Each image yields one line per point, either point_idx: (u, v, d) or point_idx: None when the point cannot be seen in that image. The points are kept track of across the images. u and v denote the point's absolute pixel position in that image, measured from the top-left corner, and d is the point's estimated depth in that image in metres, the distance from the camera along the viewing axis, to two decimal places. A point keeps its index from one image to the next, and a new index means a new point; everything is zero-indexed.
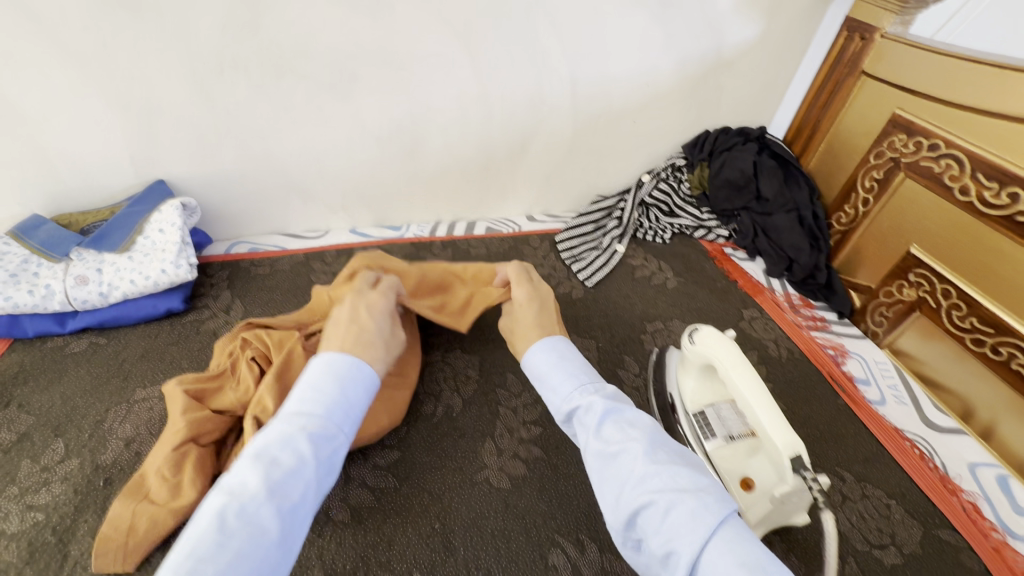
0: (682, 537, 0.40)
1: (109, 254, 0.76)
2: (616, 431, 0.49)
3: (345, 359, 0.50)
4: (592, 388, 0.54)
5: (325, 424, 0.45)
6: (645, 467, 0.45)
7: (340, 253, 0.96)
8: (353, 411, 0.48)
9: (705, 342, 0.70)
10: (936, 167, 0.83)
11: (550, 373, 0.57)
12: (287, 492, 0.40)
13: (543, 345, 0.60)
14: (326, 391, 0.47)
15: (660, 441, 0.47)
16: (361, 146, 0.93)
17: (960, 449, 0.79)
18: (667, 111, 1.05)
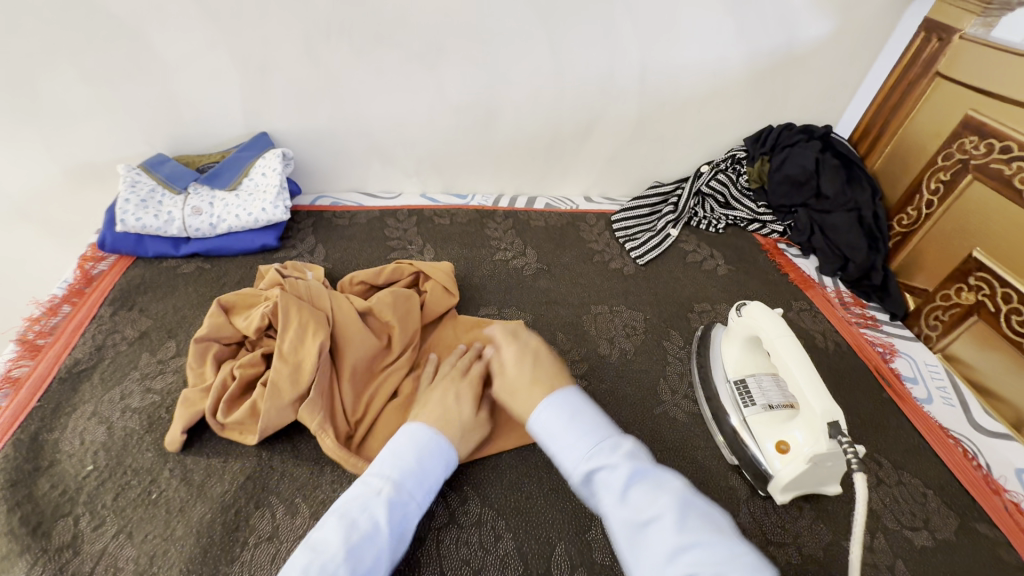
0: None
1: (220, 190, 0.88)
2: (645, 496, 0.48)
3: (425, 431, 0.58)
4: (609, 442, 0.53)
5: (400, 490, 0.53)
6: (676, 539, 0.45)
7: (411, 212, 1.04)
8: (429, 479, 0.55)
9: (752, 314, 0.73)
10: (1006, 170, 0.82)
11: (558, 428, 0.55)
12: (361, 557, 0.47)
13: (551, 399, 0.58)
14: (404, 458, 0.55)
15: (691, 504, 0.48)
16: (440, 115, 1.01)
17: (1008, 454, 0.78)
18: (732, 104, 1.08)
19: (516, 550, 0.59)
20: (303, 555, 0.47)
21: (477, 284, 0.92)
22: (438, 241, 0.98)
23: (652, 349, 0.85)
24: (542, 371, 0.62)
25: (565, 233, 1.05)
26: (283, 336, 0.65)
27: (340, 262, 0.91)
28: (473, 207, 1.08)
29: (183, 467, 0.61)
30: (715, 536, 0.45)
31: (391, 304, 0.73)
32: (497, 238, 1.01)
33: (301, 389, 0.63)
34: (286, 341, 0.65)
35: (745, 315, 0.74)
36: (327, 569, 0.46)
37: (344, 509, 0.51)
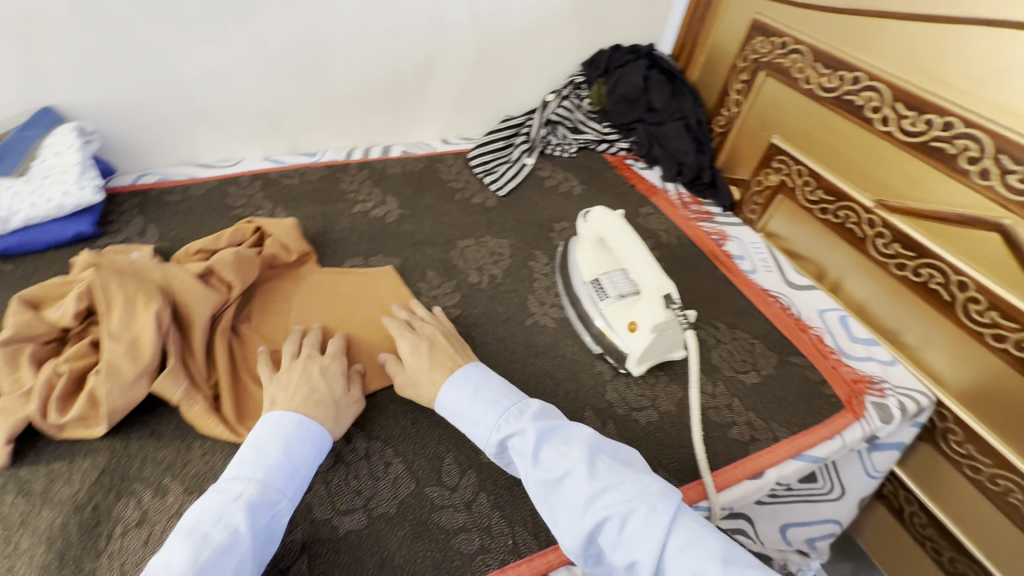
0: (640, 545, 0.46)
1: (3, 178, 0.75)
2: (556, 455, 0.53)
3: (289, 420, 0.55)
4: (514, 413, 0.57)
5: (265, 490, 0.49)
6: (590, 486, 0.49)
7: (255, 177, 0.97)
8: (297, 472, 0.52)
9: (597, 218, 0.80)
10: (787, 63, 0.97)
11: (463, 405, 0.59)
12: (217, 571, 0.42)
13: (454, 377, 0.61)
14: (269, 453, 0.52)
15: (598, 452, 0.53)
16: (264, 67, 0.94)
17: (814, 301, 0.95)
18: (564, 30, 1.12)
19: (406, 470, 0.61)
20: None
21: (338, 238, 0.90)
22: (289, 202, 0.93)
23: (518, 270, 0.90)
24: (443, 358, 0.65)
25: (423, 177, 1.05)
26: (108, 317, 0.60)
27: (178, 239, 0.83)
28: (324, 163, 1.03)
29: (19, 480, 0.55)
30: (626, 477, 0.50)
31: (232, 262, 0.71)
32: (353, 190, 0.98)
33: (143, 366, 0.59)
34: (114, 320, 0.60)
35: (591, 220, 0.81)
36: None
37: (198, 523, 0.45)
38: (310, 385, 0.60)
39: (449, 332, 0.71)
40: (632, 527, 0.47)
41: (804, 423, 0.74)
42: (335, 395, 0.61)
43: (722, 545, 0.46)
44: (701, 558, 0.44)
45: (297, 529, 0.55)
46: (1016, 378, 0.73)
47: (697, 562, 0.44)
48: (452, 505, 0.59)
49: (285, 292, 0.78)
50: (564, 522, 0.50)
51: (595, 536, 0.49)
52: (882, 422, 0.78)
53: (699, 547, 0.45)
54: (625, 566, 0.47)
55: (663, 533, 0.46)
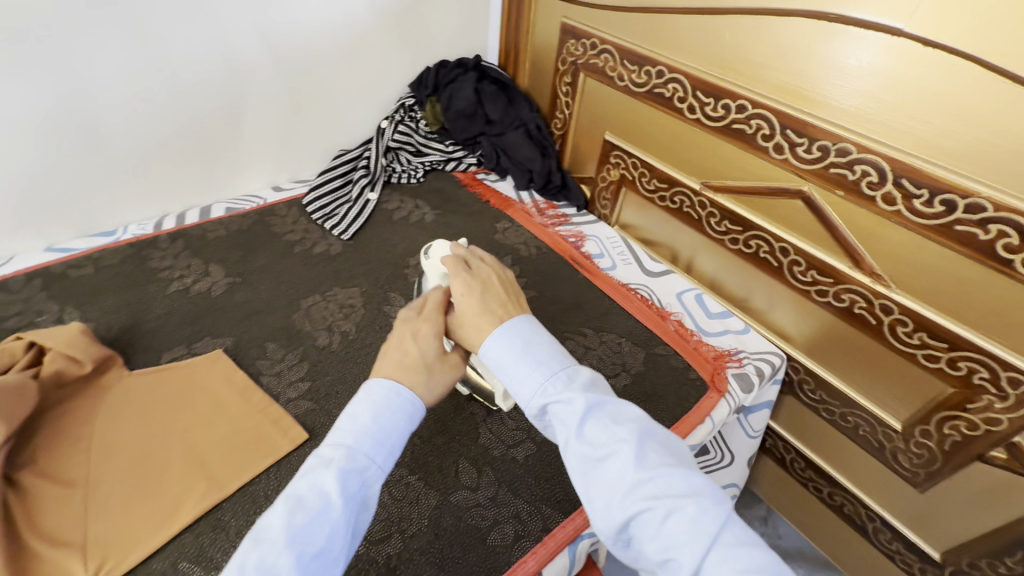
0: (679, 544, 0.41)
1: None
2: (602, 431, 0.46)
3: (382, 386, 0.50)
4: (570, 377, 0.50)
5: (355, 455, 0.47)
6: (635, 474, 0.44)
7: (32, 276, 0.81)
8: (387, 438, 0.49)
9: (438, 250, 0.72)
10: (599, 63, 0.99)
11: (511, 363, 0.52)
12: (307, 539, 0.42)
13: (504, 332, 0.53)
14: (360, 418, 0.49)
15: (649, 438, 0.46)
16: (13, 144, 0.78)
17: (671, 285, 0.98)
18: (380, 53, 1.07)
19: None
20: (247, 548, 0.41)
21: (151, 329, 0.77)
22: (81, 297, 0.79)
23: (374, 319, 0.83)
24: (493, 292, 0.58)
25: (254, 235, 0.94)
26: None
27: None
28: (126, 242, 0.88)
29: None
30: (675, 468, 0.44)
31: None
32: (167, 267, 0.85)
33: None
34: None
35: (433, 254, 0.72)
36: (268, 563, 0.40)
37: (295, 489, 0.44)
38: (402, 351, 0.54)
39: (507, 274, 0.62)
40: (674, 525, 0.41)
41: (676, 413, 0.75)
42: (427, 357, 0.54)
43: (773, 564, 0.39)
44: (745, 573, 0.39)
45: None
46: (842, 326, 0.81)
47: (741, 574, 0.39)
48: None
49: (88, 412, 0.65)
50: (596, 501, 0.45)
51: (629, 525, 0.44)
52: (744, 393, 0.81)
53: (742, 563, 0.39)
54: (657, 559, 0.42)
55: (709, 540, 0.40)
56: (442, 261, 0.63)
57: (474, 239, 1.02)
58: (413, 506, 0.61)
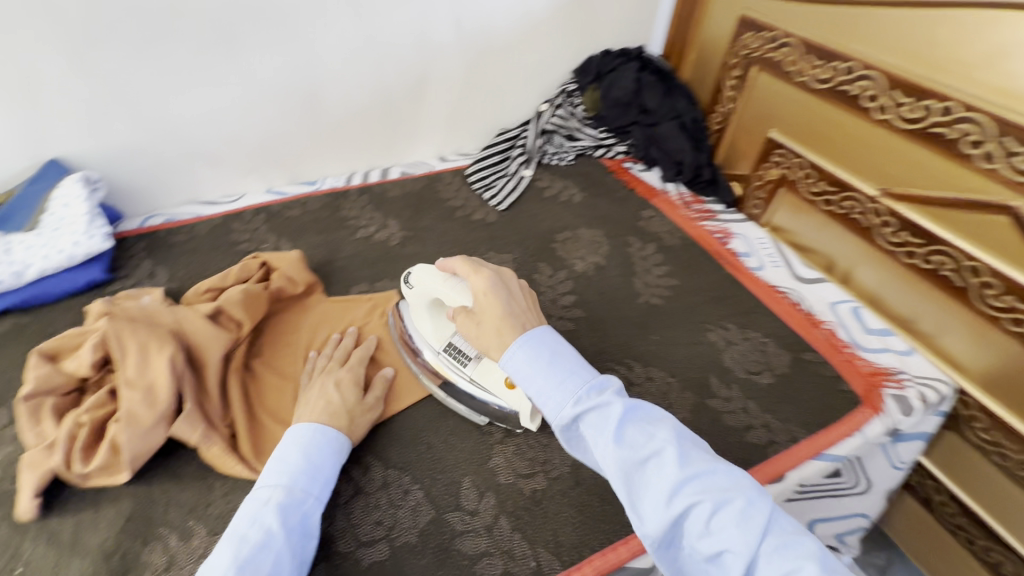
0: (731, 536, 0.42)
1: (16, 233, 0.77)
2: (640, 434, 0.48)
3: (308, 429, 0.59)
4: (599, 384, 0.52)
5: (292, 491, 0.53)
6: (680, 472, 0.45)
7: (258, 211, 0.98)
8: (320, 472, 0.56)
9: (421, 279, 0.69)
10: (778, 57, 0.96)
11: (535, 378, 0.53)
12: (256, 565, 0.48)
13: (524, 341, 0.55)
14: (288, 459, 0.56)
15: (684, 438, 0.48)
16: (258, 103, 0.94)
17: (824, 294, 0.94)
18: (552, 40, 1.12)
19: (425, 497, 0.62)
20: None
21: (342, 266, 0.90)
22: (292, 233, 0.94)
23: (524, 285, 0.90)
24: (519, 304, 0.60)
25: (424, 197, 1.06)
26: (123, 366, 0.61)
27: (188, 279, 0.85)
28: (324, 192, 1.04)
29: (46, 532, 0.56)
30: (715, 463, 0.46)
31: (241, 300, 0.72)
32: (355, 216, 0.99)
33: (158, 411, 0.60)
34: (128, 368, 0.61)
35: (415, 283, 0.70)
36: None
37: (237, 527, 0.50)
38: (327, 398, 0.64)
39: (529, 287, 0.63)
40: (722, 519, 0.43)
41: (824, 422, 0.72)
42: (349, 405, 0.64)
43: (821, 548, 0.41)
44: (796, 559, 0.40)
45: (321, 564, 0.56)
46: None
47: (792, 563, 0.40)
48: (473, 530, 0.59)
49: (296, 324, 0.79)
50: (642, 506, 0.46)
51: (678, 523, 0.45)
52: (902, 415, 0.76)
53: (794, 548, 0.41)
54: (708, 556, 0.43)
55: (760, 530, 0.42)
56: (456, 262, 0.65)
57: (620, 224, 1.04)
58: (556, 452, 0.66)
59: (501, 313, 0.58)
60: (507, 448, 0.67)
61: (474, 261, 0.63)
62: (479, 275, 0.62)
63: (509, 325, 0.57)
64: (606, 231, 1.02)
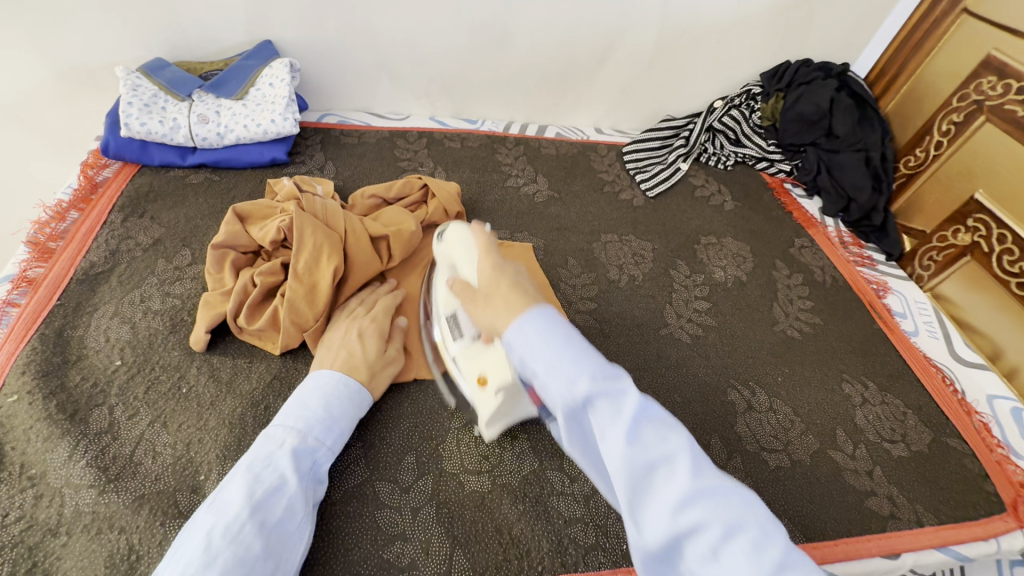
0: (738, 570, 0.33)
1: (226, 99, 0.84)
2: (655, 435, 0.37)
3: (330, 378, 0.58)
4: (616, 371, 0.40)
5: (307, 438, 0.53)
6: (691, 487, 0.35)
7: (422, 135, 1.02)
8: (336, 425, 0.55)
9: (449, 240, 0.58)
10: (1019, 111, 0.83)
11: (549, 350, 0.40)
12: (268, 509, 0.47)
13: (530, 319, 0.42)
14: (309, 407, 0.55)
15: (704, 452, 0.38)
16: (453, 33, 0.96)
17: (982, 383, 0.84)
18: (754, 36, 1.05)
19: (531, 447, 0.63)
20: (208, 519, 0.45)
21: (489, 208, 0.92)
22: (449, 163, 0.97)
23: (659, 277, 0.88)
24: (521, 287, 0.46)
25: (576, 162, 1.05)
26: (297, 258, 0.66)
27: (352, 180, 0.90)
28: (484, 132, 1.06)
29: (210, 365, 0.63)
30: (731, 482, 0.36)
31: (405, 238, 0.74)
32: (509, 164, 1.00)
33: (316, 312, 0.65)
34: (301, 261, 0.66)
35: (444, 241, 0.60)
36: (232, 530, 0.44)
37: (250, 463, 0.49)
38: (349, 349, 0.62)
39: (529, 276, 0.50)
40: (732, 550, 0.33)
41: (956, 514, 0.66)
42: (369, 359, 0.62)
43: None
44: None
45: (428, 476, 0.59)
46: None
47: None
48: (572, 495, 0.59)
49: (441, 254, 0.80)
50: (641, 515, 0.37)
51: (675, 541, 0.35)
52: None
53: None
54: None
55: (771, 566, 0.32)
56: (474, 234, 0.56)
57: (769, 245, 0.98)
58: None
59: (507, 287, 0.47)
60: None
61: (487, 235, 0.56)
62: (491, 256, 0.52)
63: (523, 302, 0.45)
64: (753, 247, 0.96)
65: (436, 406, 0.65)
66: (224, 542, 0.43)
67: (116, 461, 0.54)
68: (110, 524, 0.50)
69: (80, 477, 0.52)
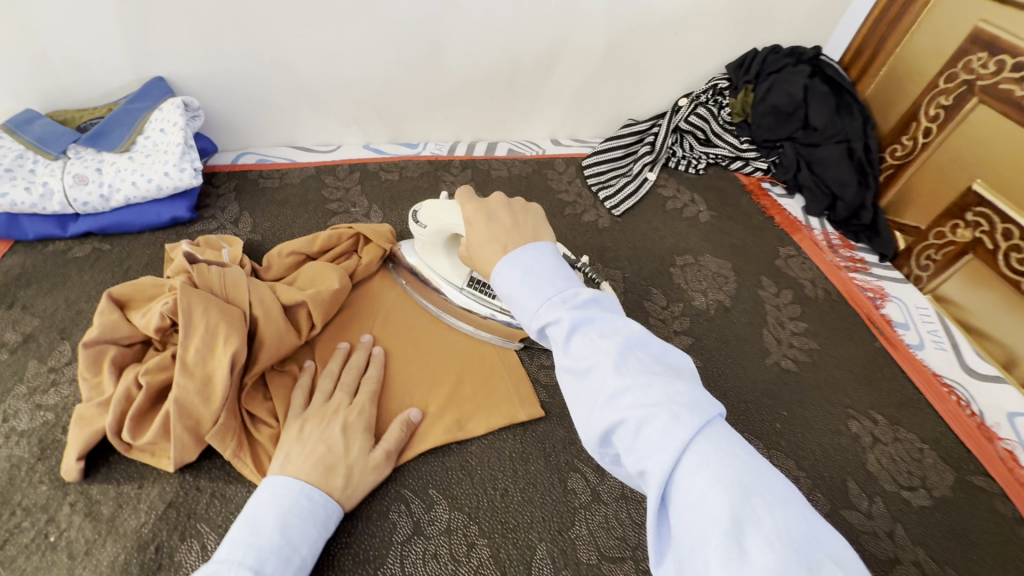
0: (653, 454, 0.34)
1: (109, 152, 0.72)
2: (586, 344, 0.39)
3: (292, 491, 0.48)
4: (565, 282, 0.43)
5: (258, 572, 0.41)
6: (614, 383, 0.36)
7: (354, 168, 0.90)
8: (296, 553, 0.45)
9: (434, 218, 0.64)
10: (1018, 90, 0.73)
11: (504, 282, 0.44)
12: None
13: (508, 258, 0.45)
14: (263, 531, 0.44)
15: (639, 345, 0.39)
16: (377, 52, 0.84)
17: (1000, 398, 0.75)
18: (716, 25, 0.94)
19: (489, 557, 0.52)
20: None
21: None
22: (385, 200, 0.85)
23: (632, 311, 0.78)
24: (502, 228, 0.49)
25: (531, 183, 0.94)
26: (185, 346, 0.54)
27: (271, 233, 0.78)
28: (426, 158, 0.94)
29: (86, 500, 0.51)
30: (662, 379, 0.36)
31: (327, 300, 0.64)
32: (455, 192, 0.89)
33: (214, 409, 0.53)
34: (190, 350, 0.54)
35: (427, 221, 0.64)
36: None
37: None
38: (328, 443, 0.52)
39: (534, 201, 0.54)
40: (648, 438, 0.35)
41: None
42: (351, 457, 0.52)
43: (758, 481, 0.32)
44: (718, 484, 0.32)
45: None
46: None
47: (710, 488, 0.32)
48: None
49: (375, 313, 0.70)
50: (580, 415, 0.39)
51: (608, 436, 0.37)
52: None
53: (717, 474, 0.32)
54: (637, 473, 0.36)
55: (681, 450, 0.34)
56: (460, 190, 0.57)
57: (752, 258, 0.88)
58: None
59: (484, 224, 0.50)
60: (592, 519, 0.55)
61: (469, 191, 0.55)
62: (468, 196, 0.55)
63: (504, 236, 0.48)
64: (734, 262, 0.86)
65: (374, 518, 0.53)
66: None
67: None
68: None
69: None
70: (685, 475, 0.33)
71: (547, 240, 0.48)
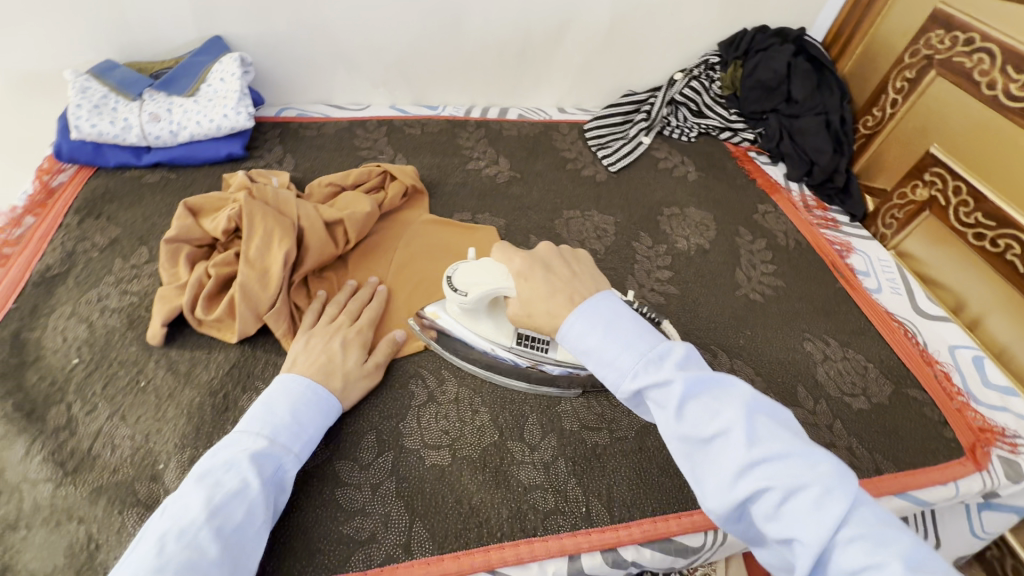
0: (805, 525, 0.36)
1: (178, 96, 0.84)
2: (705, 411, 0.41)
3: (300, 385, 0.57)
4: (659, 348, 0.45)
5: (272, 443, 0.51)
6: (748, 455, 0.39)
7: (381, 123, 1.02)
8: (304, 431, 0.54)
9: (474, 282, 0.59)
10: (968, 63, 0.83)
11: (594, 343, 0.47)
12: (229, 513, 0.45)
13: (580, 311, 0.49)
14: (276, 414, 0.54)
15: (759, 410, 0.41)
16: (405, 20, 0.96)
17: (944, 334, 0.85)
18: (709, 5, 1.05)
19: (490, 419, 0.64)
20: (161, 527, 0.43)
21: (450, 190, 0.93)
22: (409, 150, 0.97)
23: (621, 249, 0.89)
24: (558, 278, 0.53)
25: (538, 142, 1.05)
26: (249, 244, 0.66)
27: (310, 171, 0.90)
28: (445, 117, 1.06)
29: (167, 358, 0.63)
30: (791, 446, 0.39)
31: (360, 221, 0.75)
32: (469, 146, 1.01)
33: (269, 295, 0.65)
34: (252, 247, 0.66)
35: (465, 289, 0.60)
36: (189, 535, 0.42)
37: (207, 471, 0.47)
38: (328, 354, 0.61)
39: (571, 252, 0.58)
40: (794, 506, 0.37)
41: (912, 461, 0.68)
42: (347, 366, 0.61)
43: (910, 544, 0.35)
44: (880, 552, 0.34)
45: (388, 452, 0.59)
46: None
47: (872, 557, 0.34)
48: (532, 463, 0.60)
49: (398, 239, 0.81)
50: (705, 484, 0.41)
51: (743, 504, 0.39)
52: (1008, 481, 0.68)
53: (879, 546, 0.34)
54: (779, 540, 0.38)
55: (836, 521, 0.36)
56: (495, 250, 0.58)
57: (732, 212, 0.99)
58: (623, 412, 0.66)
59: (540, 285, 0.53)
60: (577, 398, 0.67)
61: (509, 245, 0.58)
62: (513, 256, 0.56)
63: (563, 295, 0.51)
64: (716, 215, 0.97)
65: (396, 386, 0.65)
66: (179, 546, 0.41)
67: (73, 455, 0.55)
68: (68, 516, 0.51)
69: (39, 472, 0.54)
70: (841, 545, 0.35)
71: (607, 293, 0.52)
